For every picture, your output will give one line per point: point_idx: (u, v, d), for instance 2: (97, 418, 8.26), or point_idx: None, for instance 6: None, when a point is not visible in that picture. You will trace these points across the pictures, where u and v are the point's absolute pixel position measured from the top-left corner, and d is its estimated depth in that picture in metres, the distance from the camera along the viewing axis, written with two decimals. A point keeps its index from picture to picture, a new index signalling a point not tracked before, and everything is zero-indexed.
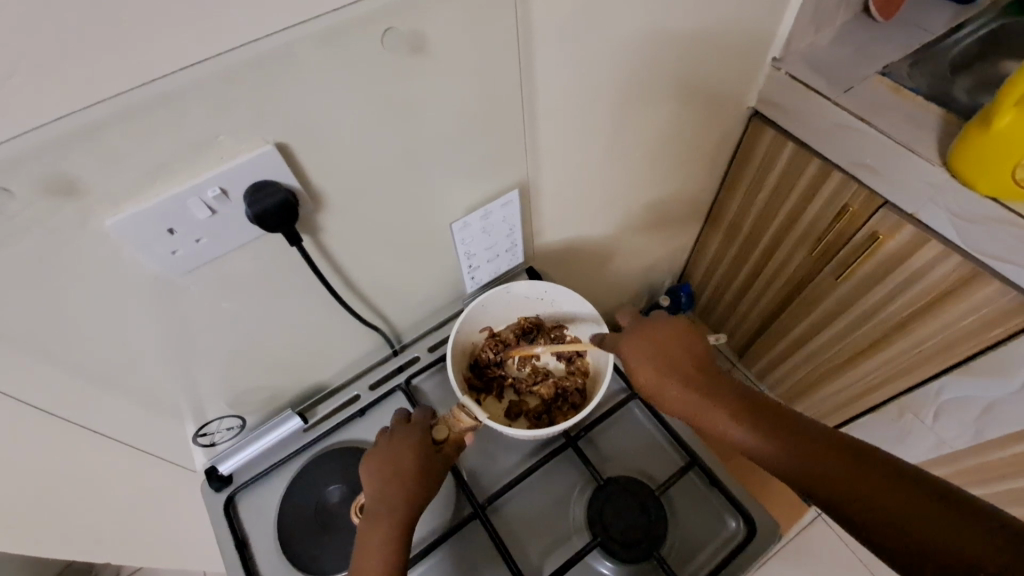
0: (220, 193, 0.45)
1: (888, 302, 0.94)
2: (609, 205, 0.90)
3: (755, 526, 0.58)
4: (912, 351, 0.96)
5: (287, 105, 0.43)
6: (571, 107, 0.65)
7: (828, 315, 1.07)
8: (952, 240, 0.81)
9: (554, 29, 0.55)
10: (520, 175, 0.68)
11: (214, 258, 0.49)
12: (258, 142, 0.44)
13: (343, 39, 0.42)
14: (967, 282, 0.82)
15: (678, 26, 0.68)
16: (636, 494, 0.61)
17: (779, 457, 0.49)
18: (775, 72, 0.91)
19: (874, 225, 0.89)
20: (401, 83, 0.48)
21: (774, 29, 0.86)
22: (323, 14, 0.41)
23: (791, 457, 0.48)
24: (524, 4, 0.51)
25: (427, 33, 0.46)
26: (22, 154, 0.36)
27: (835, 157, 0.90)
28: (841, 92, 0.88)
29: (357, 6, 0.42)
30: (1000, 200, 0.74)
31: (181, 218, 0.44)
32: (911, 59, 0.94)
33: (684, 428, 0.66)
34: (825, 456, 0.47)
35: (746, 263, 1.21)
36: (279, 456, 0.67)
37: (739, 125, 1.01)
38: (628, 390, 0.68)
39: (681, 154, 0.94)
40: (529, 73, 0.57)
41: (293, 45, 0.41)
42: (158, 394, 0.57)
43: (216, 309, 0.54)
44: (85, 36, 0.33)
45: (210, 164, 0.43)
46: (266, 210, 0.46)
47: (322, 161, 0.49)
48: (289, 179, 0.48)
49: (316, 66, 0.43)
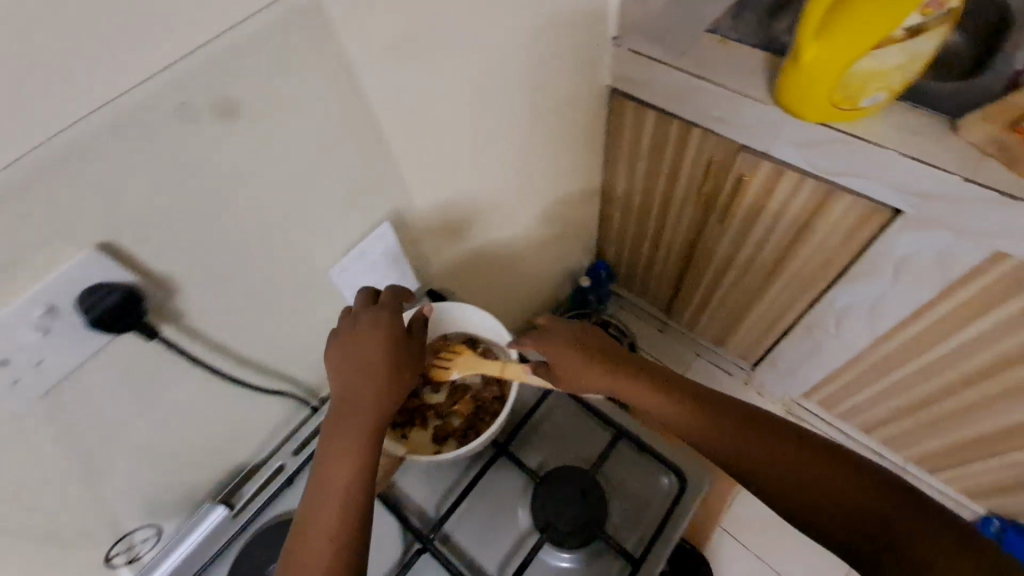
0: (46, 310, 0.42)
1: (771, 234, 1.02)
2: (498, 209, 0.91)
3: (686, 477, 0.61)
4: (802, 272, 1.05)
5: (94, 205, 0.41)
6: (422, 130, 0.66)
7: (726, 257, 1.14)
8: (804, 167, 0.88)
9: (375, 62, 0.55)
10: (390, 206, 0.68)
11: (66, 376, 0.46)
12: (73, 249, 0.42)
13: (136, 125, 0.41)
14: (826, 202, 0.90)
15: (508, 31, 0.69)
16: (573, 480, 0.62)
17: (721, 443, 0.54)
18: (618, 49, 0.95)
19: (739, 168, 0.96)
20: (220, 152, 0.46)
21: (605, 10, 0.90)
22: (103, 105, 0.39)
23: (734, 441, 0.53)
24: (336, 47, 0.50)
25: (232, 96, 0.45)
26: None
27: (690, 115, 0.96)
28: (679, 55, 0.93)
29: (139, 89, 0.40)
30: (831, 125, 0.80)
31: (9, 346, 0.41)
32: (735, 11, 1.01)
33: (606, 404, 0.68)
34: (770, 441, 0.52)
35: (646, 229, 1.27)
36: (211, 551, 0.64)
37: (601, 104, 1.05)
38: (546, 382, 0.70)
39: (554, 144, 0.97)
40: (364, 110, 0.57)
41: (77, 144, 0.38)
42: (49, 531, 0.53)
43: (88, 426, 0.50)
44: None
45: (24, 284, 0.40)
46: (107, 311, 0.44)
47: (158, 249, 0.47)
48: (124, 276, 0.45)
49: (112, 159, 0.40)
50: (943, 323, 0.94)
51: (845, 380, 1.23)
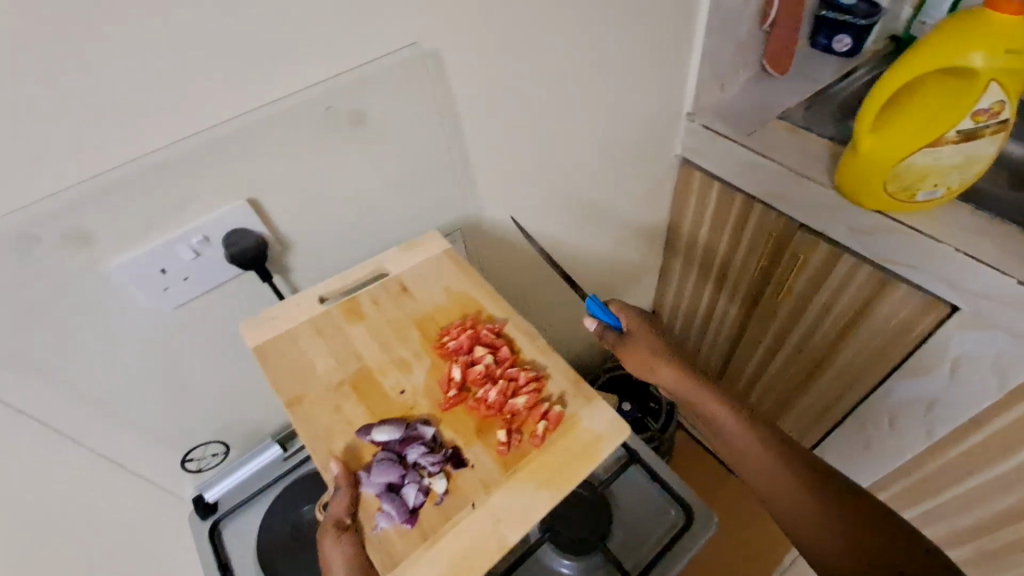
0: (202, 239, 0.54)
1: (822, 318, 1.03)
2: (558, 245, 1.02)
3: (693, 517, 0.66)
4: (849, 364, 1.04)
5: (275, 168, 0.56)
6: (493, 159, 0.77)
7: (775, 340, 1.16)
8: (859, 251, 0.91)
9: (467, 89, 0.67)
10: (463, 220, 0.79)
11: (197, 297, 0.58)
12: (231, 199, 0.55)
13: (296, 114, 0.55)
14: (879, 291, 0.91)
15: (572, 91, 0.81)
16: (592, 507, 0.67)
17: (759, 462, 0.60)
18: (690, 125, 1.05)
19: (795, 248, 0.99)
20: (344, 147, 0.60)
21: (680, 90, 1.01)
22: (292, 94, 0.54)
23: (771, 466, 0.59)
24: (438, 63, 0.63)
25: (365, 109, 0.60)
26: (178, 156, 0.50)
27: (753, 190, 1.01)
28: (747, 134, 1.00)
29: (309, 89, 0.55)
30: (885, 212, 0.85)
31: (172, 260, 0.53)
32: (806, 104, 1.06)
33: (671, 476, 0.70)
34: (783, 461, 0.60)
35: (703, 295, 1.31)
36: (247, 492, 0.71)
37: (671, 170, 1.15)
38: (625, 454, 0.72)
39: (619, 185, 1.05)
40: (456, 130, 0.70)
41: (259, 122, 0.53)
42: (158, 428, 0.64)
43: (216, 357, 0.64)
44: (266, 58, 0.50)
45: (192, 218, 0.54)
46: (240, 251, 0.56)
47: (287, 216, 0.60)
48: (259, 227, 0.58)
49: (281, 137, 0.55)
50: (1004, 437, 0.88)
51: (889, 489, 1.15)
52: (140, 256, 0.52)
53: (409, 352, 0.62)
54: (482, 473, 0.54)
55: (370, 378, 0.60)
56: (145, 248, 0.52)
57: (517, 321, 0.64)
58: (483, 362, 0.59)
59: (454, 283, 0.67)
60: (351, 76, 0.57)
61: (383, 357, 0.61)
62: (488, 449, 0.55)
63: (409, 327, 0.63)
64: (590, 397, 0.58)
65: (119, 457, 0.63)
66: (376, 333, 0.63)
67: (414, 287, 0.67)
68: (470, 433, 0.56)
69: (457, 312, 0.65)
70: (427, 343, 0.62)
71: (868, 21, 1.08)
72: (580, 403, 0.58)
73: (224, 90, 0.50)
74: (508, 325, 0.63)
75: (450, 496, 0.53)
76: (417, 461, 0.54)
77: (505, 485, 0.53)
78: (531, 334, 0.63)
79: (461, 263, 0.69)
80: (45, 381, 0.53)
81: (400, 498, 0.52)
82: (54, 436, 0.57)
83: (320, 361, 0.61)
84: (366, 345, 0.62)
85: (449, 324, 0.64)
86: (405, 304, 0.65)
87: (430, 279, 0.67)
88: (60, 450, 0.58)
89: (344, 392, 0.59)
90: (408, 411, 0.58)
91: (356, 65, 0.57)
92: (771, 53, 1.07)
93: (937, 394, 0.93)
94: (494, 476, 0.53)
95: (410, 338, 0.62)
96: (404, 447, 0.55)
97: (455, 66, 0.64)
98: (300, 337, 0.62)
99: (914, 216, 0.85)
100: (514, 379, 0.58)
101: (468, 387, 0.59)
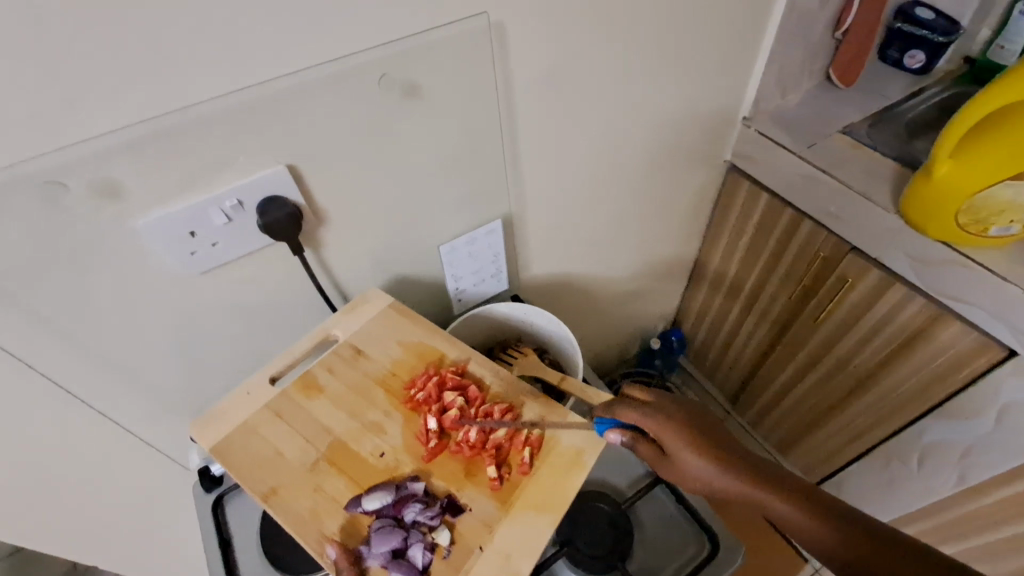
0: (236, 204, 0.51)
1: (861, 348, 0.98)
2: (593, 243, 0.98)
3: (720, 548, 0.63)
4: (884, 399, 0.99)
5: (321, 134, 0.53)
6: (542, 146, 0.73)
7: (805, 364, 1.11)
8: (914, 281, 0.86)
9: (527, 69, 0.63)
10: (504, 209, 0.75)
11: (224, 264, 0.54)
12: (271, 163, 0.51)
13: (349, 78, 0.51)
14: (931, 325, 0.86)
15: (632, 82, 0.77)
16: (614, 526, 0.64)
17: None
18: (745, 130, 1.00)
19: (844, 270, 0.94)
20: (394, 119, 0.56)
21: (741, 93, 0.96)
22: (348, 56, 0.50)
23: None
24: (501, 37, 0.58)
25: (420, 80, 0.56)
26: (222, 111, 0.46)
27: (805, 206, 0.96)
28: (806, 146, 0.95)
29: (366, 52, 0.51)
30: (949, 243, 0.80)
31: (202, 223, 0.50)
32: (870, 120, 1.00)
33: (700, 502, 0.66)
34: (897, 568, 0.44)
35: (732, 310, 1.25)
36: None
37: (718, 177, 1.10)
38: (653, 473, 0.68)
39: (664, 187, 1.00)
40: (509, 113, 0.65)
41: (309, 83, 0.49)
42: (171, 395, 0.61)
43: (237, 327, 0.61)
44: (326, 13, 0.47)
45: (228, 179, 0.50)
46: (274, 220, 0.52)
47: (327, 186, 0.56)
48: (296, 196, 0.54)
49: (330, 102, 0.51)
50: None
51: (906, 528, 1.10)
52: (169, 214, 0.48)
53: (380, 412, 0.57)
54: (482, 515, 0.51)
55: (343, 447, 0.54)
56: (175, 206, 0.48)
57: (476, 357, 0.61)
58: (456, 404, 0.56)
59: (408, 333, 0.62)
60: (413, 42, 0.53)
61: (352, 425, 0.56)
62: (482, 488, 0.53)
63: (372, 387, 0.58)
64: (570, 417, 0.57)
65: (129, 421, 0.60)
66: (340, 403, 0.57)
67: (366, 342, 0.61)
68: (460, 478, 0.54)
69: (361, 361, 0.60)
70: (394, 399, 0.58)
71: (947, 38, 1.01)
72: (562, 425, 0.56)
73: (277, 44, 0.46)
74: (470, 363, 0.61)
75: (456, 547, 0.50)
76: (416, 520, 0.51)
77: (507, 522, 0.51)
78: (494, 365, 0.61)
79: (401, 309, 0.64)
80: (61, 336, 0.50)
81: (411, 556, 0.49)
82: (64, 394, 0.54)
83: (286, 444, 0.54)
84: (334, 408, 0.56)
85: (378, 382, 0.59)
86: (342, 368, 0.59)
87: (380, 337, 0.62)
88: (69, 409, 0.55)
89: (313, 472, 0.53)
90: (392, 473, 0.53)
91: (417, 31, 0.53)
92: (839, 63, 1.01)
93: (978, 439, 0.88)
94: (494, 514, 0.52)
95: (377, 399, 0.57)
96: (401, 509, 0.51)
97: (518, 43, 0.60)
98: (259, 436, 0.54)
99: (982, 250, 0.79)
100: (489, 413, 0.56)
101: (447, 433, 0.56)
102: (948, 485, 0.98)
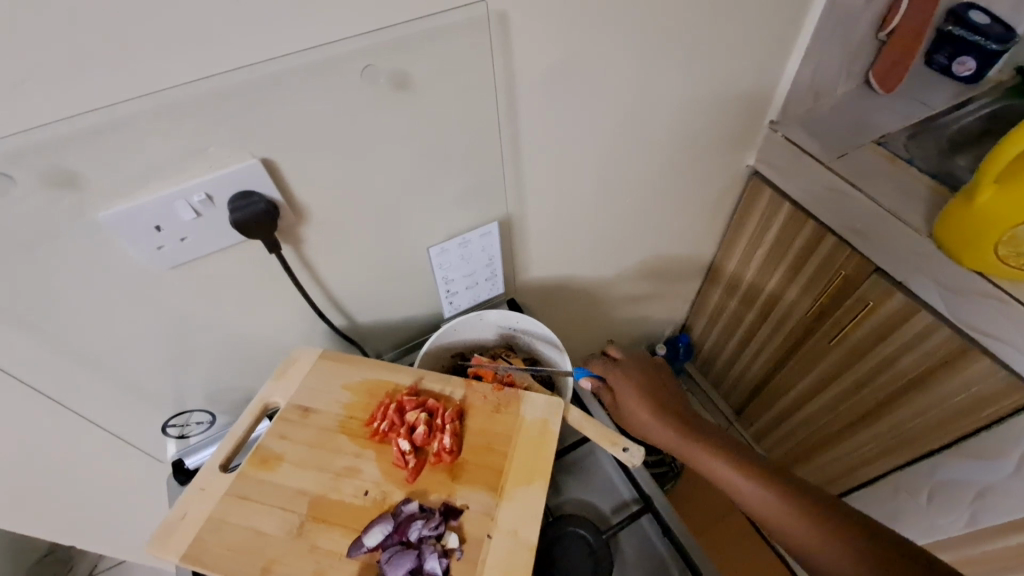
0: (205, 198, 0.47)
1: (877, 374, 0.93)
2: (600, 247, 0.93)
3: None
4: (897, 429, 0.93)
5: (302, 126, 0.49)
6: (547, 145, 0.68)
7: (816, 385, 1.06)
8: (941, 310, 0.80)
9: (533, 62, 0.58)
10: (502, 210, 0.71)
11: (193, 260, 0.51)
12: (245, 156, 0.48)
13: (333, 67, 0.47)
14: (957, 357, 0.80)
15: (650, 79, 0.71)
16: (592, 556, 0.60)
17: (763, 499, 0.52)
18: (772, 134, 0.93)
19: (866, 292, 0.88)
20: (383, 112, 0.52)
21: (769, 95, 0.89)
22: (333, 43, 0.46)
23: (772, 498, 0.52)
24: (504, 28, 0.54)
25: (412, 72, 0.51)
26: (191, 99, 0.43)
27: (830, 220, 0.90)
28: (836, 156, 0.89)
29: (353, 40, 0.47)
30: (985, 273, 0.74)
31: (168, 218, 0.47)
32: (908, 130, 0.93)
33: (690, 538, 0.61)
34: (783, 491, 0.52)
35: (744, 321, 1.20)
36: None
37: (739, 182, 1.03)
38: (641, 501, 0.65)
39: (679, 190, 0.95)
40: (511, 109, 0.61)
41: (287, 71, 0.45)
42: (143, 389, 0.59)
43: (213, 323, 0.58)
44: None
45: (197, 172, 0.47)
46: (246, 216, 0.49)
47: (307, 181, 0.52)
48: (272, 192, 0.51)
49: (312, 92, 0.47)
50: None
51: None
52: (132, 207, 0.45)
53: (350, 455, 0.54)
54: (481, 506, 0.51)
55: (322, 498, 0.51)
56: (140, 199, 0.45)
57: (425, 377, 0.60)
58: (422, 424, 0.54)
59: (351, 375, 0.59)
60: (404, 31, 0.49)
61: (324, 478, 0.52)
62: (472, 483, 0.52)
63: (333, 436, 0.55)
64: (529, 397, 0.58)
65: (98, 412, 0.58)
66: (309, 462, 0.53)
67: (312, 399, 0.57)
68: (449, 484, 0.52)
69: (314, 416, 0.56)
70: (359, 440, 0.55)
71: (1001, 45, 0.93)
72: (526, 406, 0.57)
73: (252, 28, 0.42)
74: (423, 381, 0.59)
75: (468, 544, 0.49)
76: (422, 535, 0.49)
77: (505, 506, 0.51)
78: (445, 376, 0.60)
79: (338, 355, 0.61)
80: (22, 328, 0.48)
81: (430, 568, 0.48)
82: (28, 385, 0.52)
83: (265, 519, 0.50)
84: (305, 466, 0.53)
85: (336, 431, 0.55)
86: (299, 427, 0.55)
87: (324, 390, 0.58)
88: (34, 399, 0.54)
89: (296, 533, 0.49)
90: (381, 506, 0.51)
91: (411, 19, 0.49)
92: (881, 66, 0.94)
93: (996, 479, 0.83)
94: (491, 502, 0.51)
95: (343, 449, 0.54)
96: (405, 531, 0.49)
97: (523, 34, 0.55)
98: (230, 519, 0.49)
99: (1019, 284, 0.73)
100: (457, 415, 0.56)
101: (422, 450, 0.54)
102: (960, 524, 0.93)
